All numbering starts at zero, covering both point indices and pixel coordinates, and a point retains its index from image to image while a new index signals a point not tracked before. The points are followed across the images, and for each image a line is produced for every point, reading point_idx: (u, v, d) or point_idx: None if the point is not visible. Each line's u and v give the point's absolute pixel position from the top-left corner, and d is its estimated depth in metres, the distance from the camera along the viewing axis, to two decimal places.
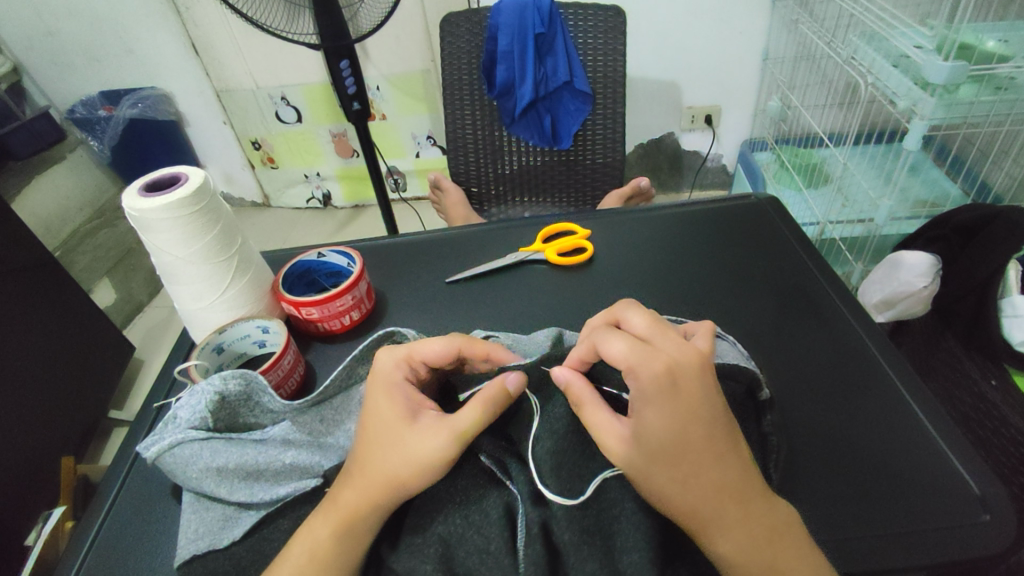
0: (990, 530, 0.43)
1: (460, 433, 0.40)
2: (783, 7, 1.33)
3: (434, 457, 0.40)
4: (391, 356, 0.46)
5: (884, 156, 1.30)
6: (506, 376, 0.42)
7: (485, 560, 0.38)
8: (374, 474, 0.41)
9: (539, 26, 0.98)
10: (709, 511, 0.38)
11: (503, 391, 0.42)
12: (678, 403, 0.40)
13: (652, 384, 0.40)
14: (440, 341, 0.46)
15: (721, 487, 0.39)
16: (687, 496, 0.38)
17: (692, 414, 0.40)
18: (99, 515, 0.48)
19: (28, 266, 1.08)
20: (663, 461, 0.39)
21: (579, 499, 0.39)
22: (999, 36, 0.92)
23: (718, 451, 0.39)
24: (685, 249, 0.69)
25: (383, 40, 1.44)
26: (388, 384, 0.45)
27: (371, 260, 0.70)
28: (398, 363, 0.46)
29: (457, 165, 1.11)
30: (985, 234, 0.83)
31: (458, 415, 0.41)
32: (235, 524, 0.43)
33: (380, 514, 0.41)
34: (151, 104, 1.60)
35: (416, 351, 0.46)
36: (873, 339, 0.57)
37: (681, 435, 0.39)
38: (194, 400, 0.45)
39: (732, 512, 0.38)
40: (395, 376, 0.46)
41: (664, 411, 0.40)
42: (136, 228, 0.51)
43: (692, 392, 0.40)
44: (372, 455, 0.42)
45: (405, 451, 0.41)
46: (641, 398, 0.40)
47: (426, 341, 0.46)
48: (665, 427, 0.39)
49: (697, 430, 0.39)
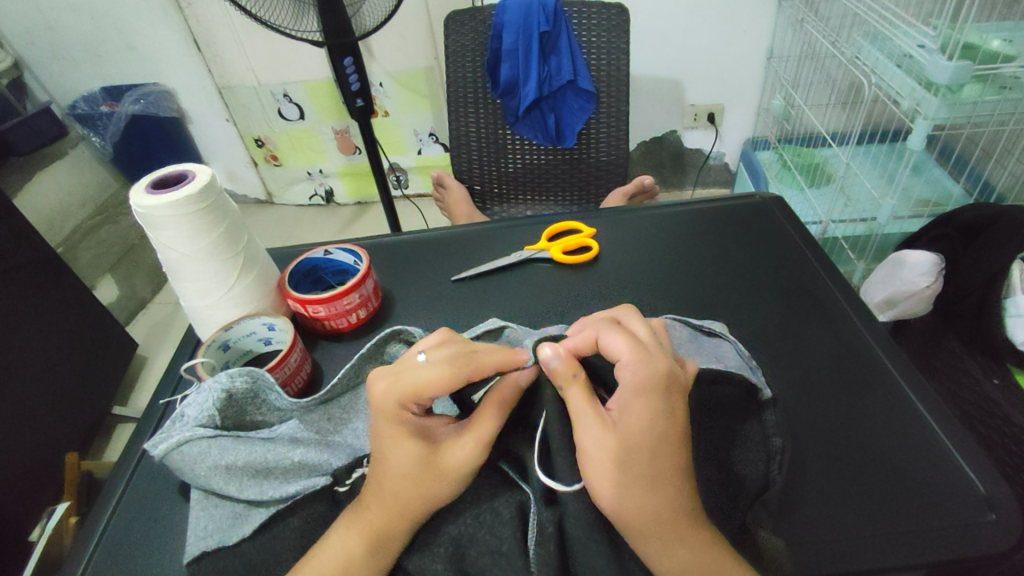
0: (997, 528, 0.43)
1: (486, 440, 0.41)
2: (789, 7, 1.32)
3: (463, 468, 0.40)
4: (393, 393, 0.41)
5: (886, 158, 1.33)
6: (520, 372, 0.44)
7: (498, 560, 0.38)
8: (400, 495, 0.40)
9: (544, 24, 0.97)
10: (667, 522, 0.38)
11: (518, 386, 0.43)
12: (664, 413, 0.39)
13: (647, 382, 0.40)
14: (442, 372, 0.41)
15: (684, 498, 0.39)
16: (643, 502, 0.38)
17: (670, 421, 0.39)
18: (107, 512, 0.48)
19: (29, 263, 1.08)
20: (632, 465, 0.38)
21: (574, 486, 0.38)
22: (1004, 36, 0.91)
23: (682, 469, 0.39)
24: (691, 247, 0.69)
25: (386, 37, 1.43)
26: (396, 426, 0.41)
27: (377, 258, 0.70)
28: (402, 402, 0.42)
29: (460, 163, 1.12)
30: (990, 234, 0.84)
31: (478, 424, 0.41)
32: (245, 521, 0.43)
33: (405, 520, 0.40)
34: (152, 100, 1.60)
35: (421, 388, 0.41)
36: (877, 338, 0.57)
37: (655, 447, 0.39)
38: (201, 398, 0.45)
39: (687, 527, 0.38)
40: (400, 414, 0.42)
41: (652, 409, 0.39)
42: (142, 226, 0.50)
43: (677, 407, 0.40)
44: (392, 482, 0.41)
45: (434, 474, 0.40)
46: (632, 390, 0.40)
47: (427, 373, 0.41)
48: (644, 428, 0.39)
49: (672, 445, 0.39)
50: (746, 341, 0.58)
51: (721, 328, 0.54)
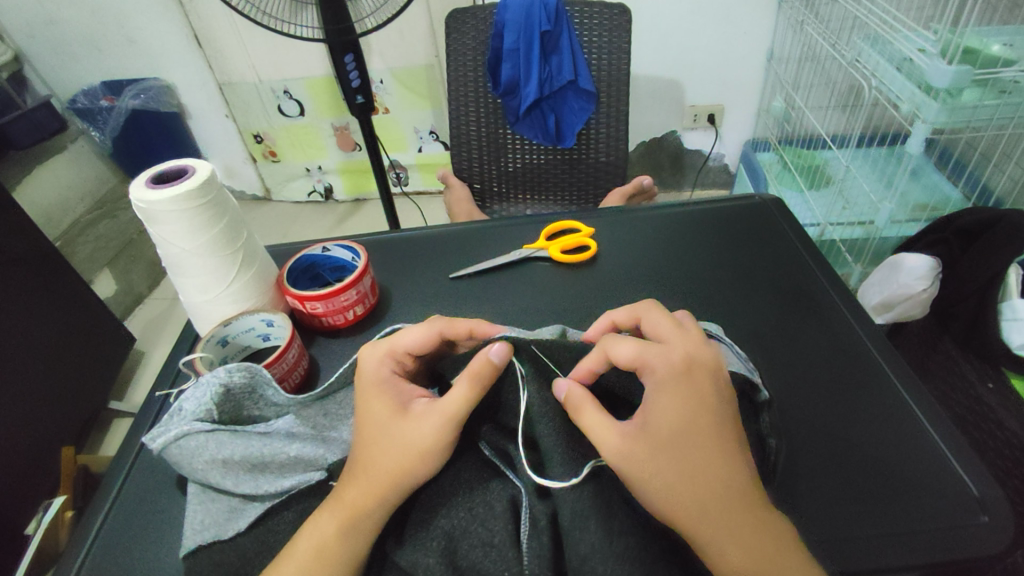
0: (988, 530, 0.43)
1: (456, 416, 0.42)
2: (790, 8, 1.32)
3: (434, 442, 0.41)
4: (375, 353, 0.47)
5: (886, 159, 1.33)
6: (490, 350, 0.43)
7: (489, 553, 0.39)
8: (378, 474, 0.41)
9: (546, 24, 0.97)
10: (711, 512, 0.39)
11: (489, 362, 0.42)
12: (690, 397, 0.42)
13: (668, 374, 0.43)
14: (421, 332, 0.47)
15: (725, 487, 0.40)
16: (677, 484, 0.39)
17: (701, 410, 0.42)
18: (104, 505, 0.49)
19: (27, 257, 1.08)
20: (664, 453, 0.40)
21: (572, 481, 0.39)
22: (1004, 40, 0.92)
23: (723, 456, 0.41)
24: (690, 248, 0.69)
25: (387, 35, 1.43)
26: (376, 385, 0.45)
27: (375, 255, 0.71)
28: (381, 359, 0.46)
29: (460, 161, 1.12)
30: (987, 237, 0.84)
31: (449, 398, 0.42)
32: (240, 515, 0.43)
33: (385, 507, 0.40)
34: (153, 95, 1.59)
35: (399, 343, 0.47)
36: (872, 339, 0.58)
37: (685, 433, 0.41)
38: (199, 392, 0.45)
39: (737, 516, 0.39)
40: (382, 372, 0.46)
41: (679, 398, 0.42)
42: (142, 220, 0.50)
43: (705, 391, 0.43)
44: (370, 454, 0.42)
45: (404, 445, 0.41)
46: (657, 386, 0.42)
47: (407, 332, 0.47)
48: (671, 421, 0.41)
49: (706, 433, 0.41)
50: (741, 340, 0.58)
51: (717, 330, 0.54)
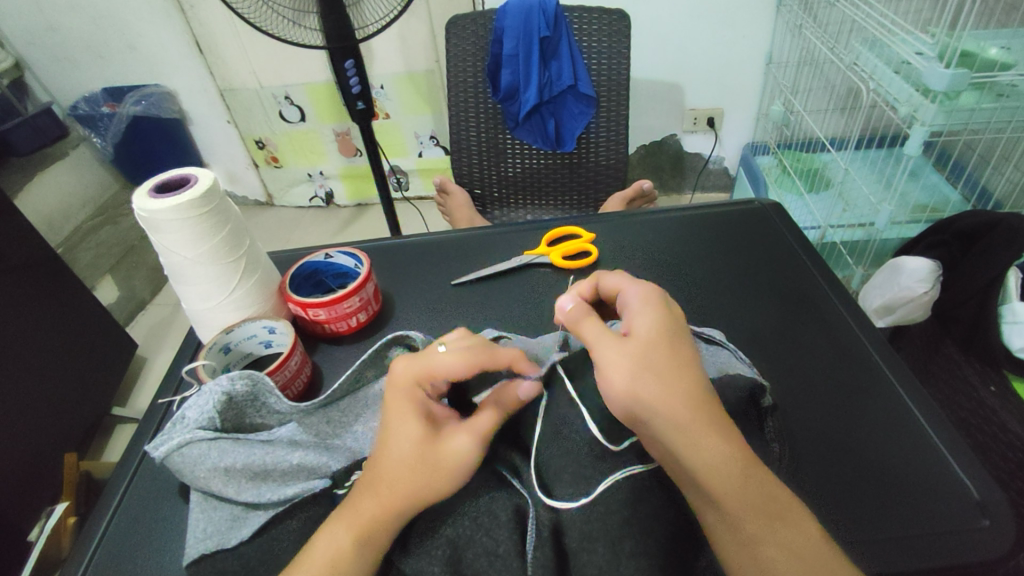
0: (990, 535, 0.43)
1: (485, 438, 0.42)
2: (788, 12, 1.33)
3: (461, 461, 0.41)
4: (412, 370, 0.45)
5: (885, 161, 1.34)
6: (519, 387, 0.44)
7: (494, 562, 0.38)
8: (395, 485, 0.41)
9: (545, 29, 0.98)
10: (696, 424, 0.39)
11: (518, 399, 0.43)
12: (668, 316, 0.45)
13: (644, 297, 0.46)
14: (460, 360, 0.45)
15: (702, 398, 0.41)
16: (662, 391, 0.40)
17: (675, 326, 0.44)
18: (107, 513, 0.49)
19: (29, 263, 1.08)
20: (654, 363, 0.41)
21: (581, 502, 0.39)
22: (1001, 44, 0.92)
23: (696, 372, 0.42)
24: (692, 253, 0.70)
25: (387, 41, 1.44)
26: (408, 401, 0.44)
27: (377, 261, 0.71)
28: (417, 380, 0.45)
29: (461, 166, 1.13)
30: (985, 243, 0.84)
31: (480, 421, 0.43)
32: (243, 524, 0.44)
33: (395, 519, 0.40)
34: (153, 101, 1.61)
35: (437, 369, 0.45)
36: (873, 343, 0.58)
37: (667, 342, 0.43)
38: (202, 400, 0.45)
39: (720, 429, 0.40)
40: (416, 394, 0.45)
41: (654, 313, 0.44)
42: (145, 229, 0.51)
43: (676, 315, 0.46)
44: (385, 465, 0.42)
45: (430, 463, 0.41)
46: (638, 307, 0.45)
47: (445, 358, 0.45)
48: (653, 333, 0.43)
49: (682, 348, 0.43)
50: (742, 346, 0.58)
51: (720, 336, 0.53)
